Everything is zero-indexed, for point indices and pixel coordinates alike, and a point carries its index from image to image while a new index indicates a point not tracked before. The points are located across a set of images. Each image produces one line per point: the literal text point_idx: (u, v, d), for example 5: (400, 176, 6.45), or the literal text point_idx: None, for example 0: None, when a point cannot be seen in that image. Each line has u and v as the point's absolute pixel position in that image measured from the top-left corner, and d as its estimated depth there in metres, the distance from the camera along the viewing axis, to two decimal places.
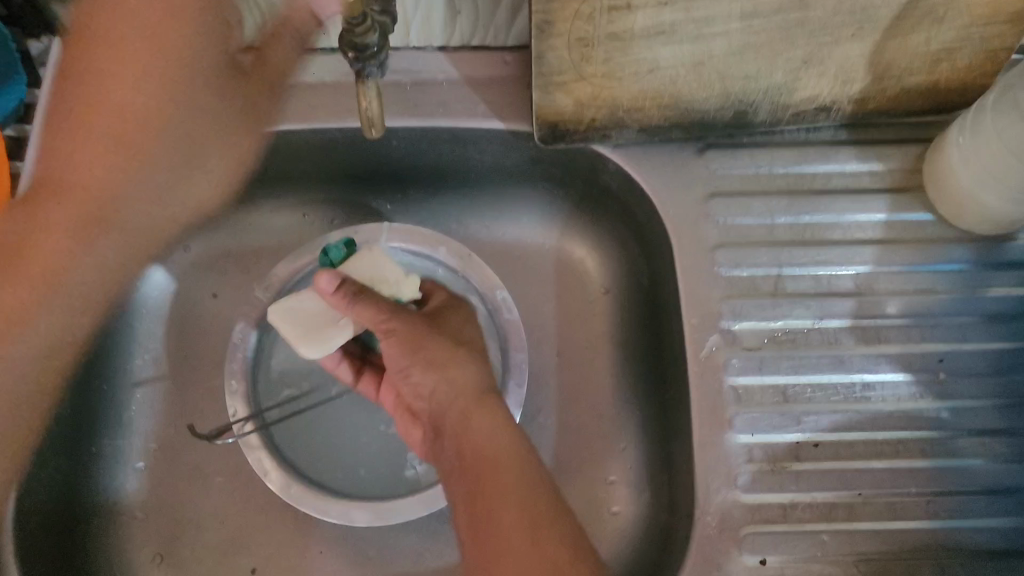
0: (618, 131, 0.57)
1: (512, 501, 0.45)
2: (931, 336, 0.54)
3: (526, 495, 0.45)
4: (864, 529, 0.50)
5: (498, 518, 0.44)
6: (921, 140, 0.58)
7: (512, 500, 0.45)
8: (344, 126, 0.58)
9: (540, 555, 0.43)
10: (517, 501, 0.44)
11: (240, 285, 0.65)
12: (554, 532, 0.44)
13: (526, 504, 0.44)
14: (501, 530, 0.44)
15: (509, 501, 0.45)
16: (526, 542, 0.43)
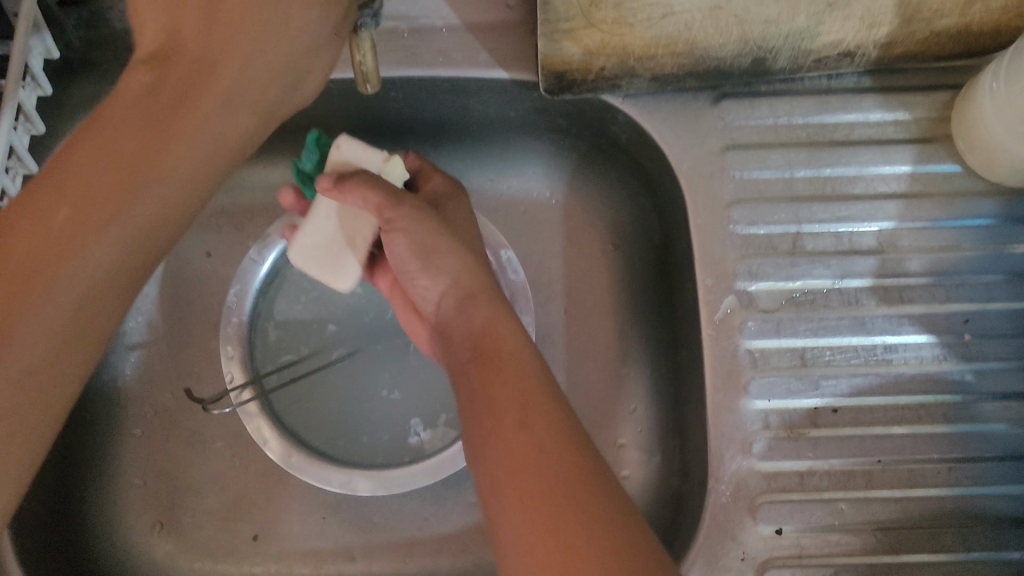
0: (629, 80, 0.53)
1: (504, 379, 0.43)
2: (957, 296, 0.52)
3: (541, 417, 0.41)
4: (883, 496, 0.49)
5: (491, 394, 0.42)
6: (951, 86, 0.55)
7: (527, 418, 0.40)
8: (338, 76, 0.55)
9: (553, 472, 0.38)
10: (511, 380, 0.42)
11: (234, 244, 0.62)
12: (543, 406, 0.41)
13: (541, 425, 0.40)
14: (492, 403, 0.42)
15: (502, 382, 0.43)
16: (541, 460, 0.38)
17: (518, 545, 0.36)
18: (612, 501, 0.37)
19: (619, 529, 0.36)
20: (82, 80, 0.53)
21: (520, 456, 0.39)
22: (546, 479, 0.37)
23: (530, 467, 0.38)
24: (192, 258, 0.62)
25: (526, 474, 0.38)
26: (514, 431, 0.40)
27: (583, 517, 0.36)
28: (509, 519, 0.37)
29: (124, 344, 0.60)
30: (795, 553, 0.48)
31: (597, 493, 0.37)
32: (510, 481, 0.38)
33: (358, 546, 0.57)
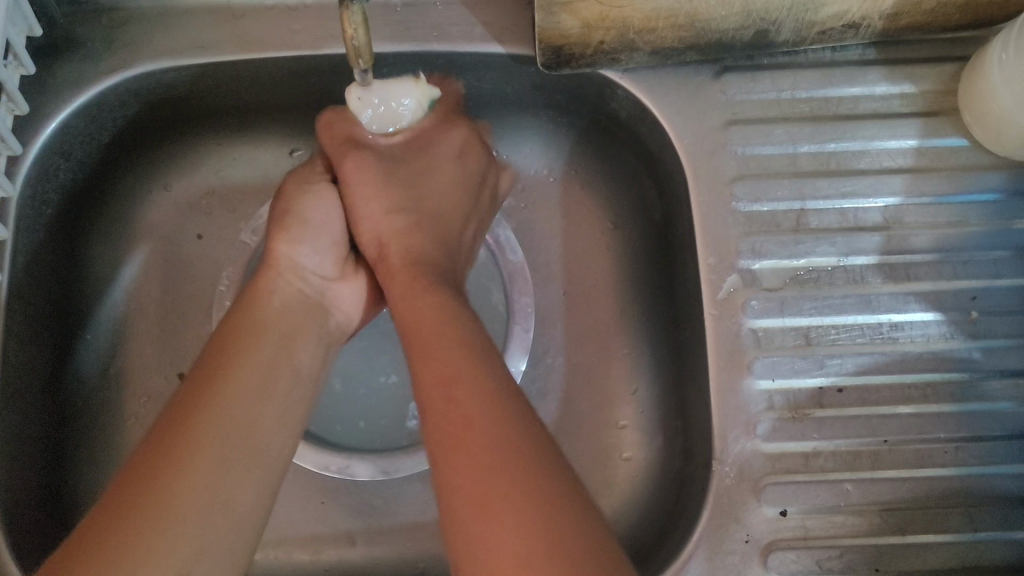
0: (629, 53, 0.52)
1: (467, 368, 0.41)
2: (964, 272, 0.51)
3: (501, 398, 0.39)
4: (889, 476, 0.48)
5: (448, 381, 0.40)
6: (956, 57, 0.54)
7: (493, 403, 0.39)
8: (331, 52, 0.53)
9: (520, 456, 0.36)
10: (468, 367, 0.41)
11: (227, 225, 0.61)
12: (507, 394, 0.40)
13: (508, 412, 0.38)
14: (447, 394, 0.40)
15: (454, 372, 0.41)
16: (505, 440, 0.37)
17: (473, 537, 0.34)
18: (573, 503, 0.35)
19: (577, 535, 0.34)
20: (66, 59, 0.51)
21: (473, 451, 0.37)
22: (500, 479, 0.35)
23: (499, 467, 0.36)
24: (183, 239, 0.60)
25: (479, 467, 0.36)
26: (466, 423, 0.38)
27: (532, 518, 0.34)
28: (463, 509, 0.35)
29: (115, 329, 0.58)
30: (801, 535, 0.47)
31: (552, 492, 0.35)
32: (463, 474, 0.36)
33: (357, 531, 0.56)
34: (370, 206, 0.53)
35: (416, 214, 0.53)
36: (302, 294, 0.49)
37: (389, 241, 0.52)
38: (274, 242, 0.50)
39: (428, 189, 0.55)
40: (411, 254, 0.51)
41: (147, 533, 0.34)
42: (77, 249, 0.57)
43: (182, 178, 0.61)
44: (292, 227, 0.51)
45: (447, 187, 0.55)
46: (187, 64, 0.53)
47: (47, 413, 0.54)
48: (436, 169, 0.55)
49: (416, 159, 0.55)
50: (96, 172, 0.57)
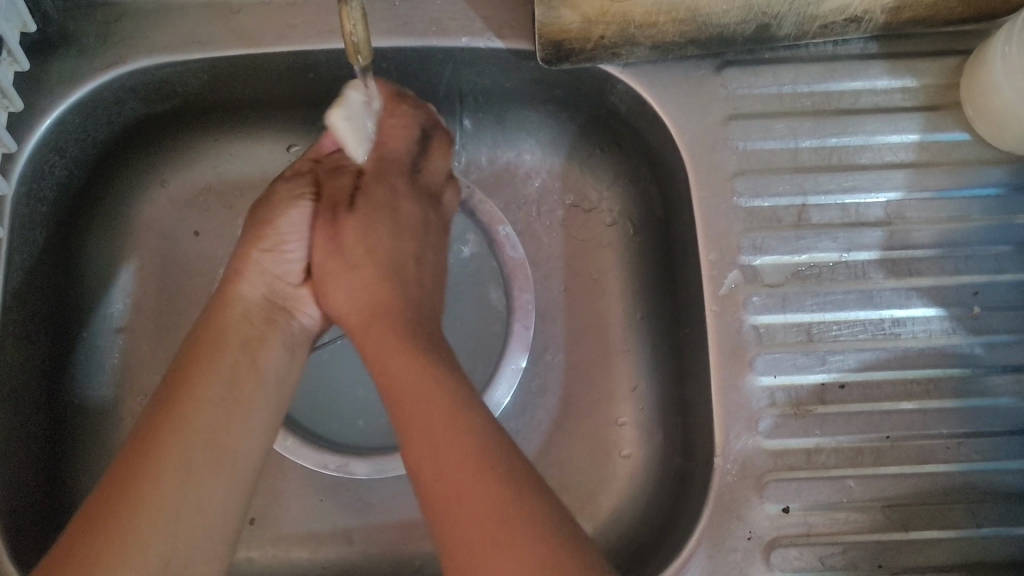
0: (629, 48, 0.51)
1: (421, 391, 0.43)
2: (966, 267, 0.51)
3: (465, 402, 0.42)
4: (891, 472, 0.48)
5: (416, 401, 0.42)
6: (958, 51, 0.53)
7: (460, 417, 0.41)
8: (329, 47, 0.52)
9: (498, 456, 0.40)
10: (423, 389, 0.43)
11: (224, 221, 0.60)
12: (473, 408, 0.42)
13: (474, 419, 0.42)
14: (410, 421, 0.42)
15: (408, 402, 0.42)
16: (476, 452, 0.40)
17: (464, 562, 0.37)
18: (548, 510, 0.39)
19: (571, 543, 0.37)
20: (60, 55, 0.51)
21: (452, 477, 0.39)
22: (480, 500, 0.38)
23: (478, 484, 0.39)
24: (180, 236, 0.60)
25: (462, 493, 0.39)
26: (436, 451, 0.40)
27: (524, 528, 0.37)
28: (448, 531, 0.38)
29: (111, 327, 0.58)
30: (803, 531, 0.47)
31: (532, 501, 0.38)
32: (445, 506, 0.39)
33: (357, 529, 0.56)
34: (330, 275, 0.52)
35: (372, 267, 0.52)
36: (268, 297, 0.52)
37: (352, 307, 0.51)
38: (249, 248, 0.52)
39: (377, 244, 0.53)
40: (373, 297, 0.51)
41: (113, 546, 0.38)
42: (71, 247, 0.57)
43: (178, 175, 0.60)
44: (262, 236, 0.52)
45: (394, 236, 0.54)
46: (183, 59, 0.52)
47: (43, 412, 0.53)
48: (377, 225, 0.54)
49: (358, 214, 0.53)
50: (91, 168, 0.56)
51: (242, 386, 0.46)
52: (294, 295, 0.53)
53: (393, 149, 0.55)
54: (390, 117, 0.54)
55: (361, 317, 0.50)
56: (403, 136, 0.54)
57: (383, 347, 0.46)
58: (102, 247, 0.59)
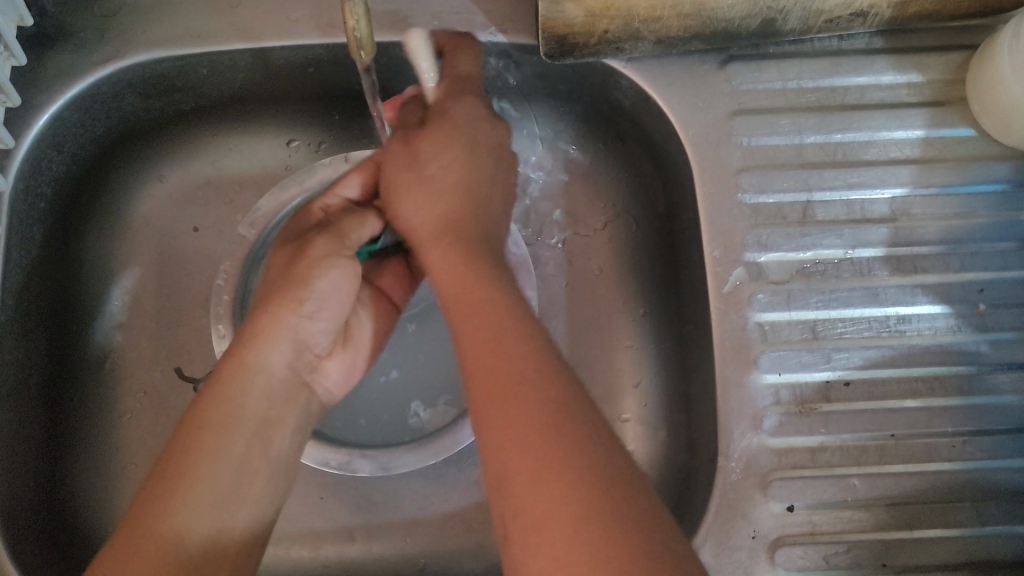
0: (633, 43, 0.51)
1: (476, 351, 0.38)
2: (971, 264, 0.51)
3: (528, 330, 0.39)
4: (896, 471, 0.48)
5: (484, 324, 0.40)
6: (963, 46, 0.53)
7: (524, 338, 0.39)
8: (329, 41, 0.52)
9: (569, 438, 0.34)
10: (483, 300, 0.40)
11: (223, 217, 0.60)
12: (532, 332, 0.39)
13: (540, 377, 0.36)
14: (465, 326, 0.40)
15: (481, 338, 0.39)
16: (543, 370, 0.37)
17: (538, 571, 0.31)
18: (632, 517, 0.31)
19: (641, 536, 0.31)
20: (57, 50, 0.50)
21: (519, 455, 0.33)
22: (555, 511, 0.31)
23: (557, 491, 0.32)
24: (179, 232, 0.59)
25: (510, 394, 0.36)
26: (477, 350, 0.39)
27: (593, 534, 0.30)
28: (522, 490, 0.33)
29: (110, 324, 0.57)
30: (807, 530, 0.47)
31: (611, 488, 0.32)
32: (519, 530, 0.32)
33: (358, 526, 0.56)
34: (402, 190, 0.48)
35: (445, 198, 0.47)
36: (291, 370, 0.45)
37: (424, 223, 0.47)
38: (280, 308, 0.45)
39: (438, 164, 0.47)
40: (451, 214, 0.46)
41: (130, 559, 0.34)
42: (69, 244, 0.56)
43: (176, 170, 0.60)
44: (290, 302, 0.45)
45: (471, 156, 0.48)
46: (183, 54, 0.51)
47: (41, 411, 0.53)
48: (455, 141, 0.48)
49: (436, 130, 0.48)
50: (89, 164, 0.55)
51: (277, 430, 0.43)
52: (325, 363, 0.49)
53: (459, 70, 0.50)
54: (456, 60, 0.50)
55: (433, 235, 0.46)
56: (469, 65, 0.50)
57: (457, 267, 0.43)
58: (100, 243, 0.58)
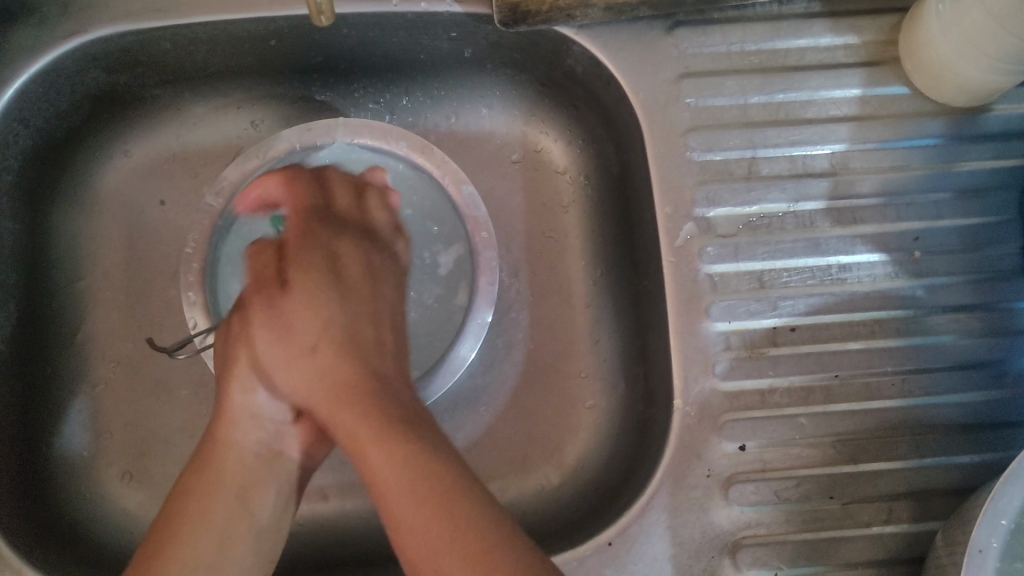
0: (583, 10, 0.53)
1: (390, 466, 0.40)
2: (907, 215, 0.54)
3: (414, 452, 0.40)
4: (841, 409, 0.50)
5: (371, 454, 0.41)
6: (895, 9, 0.56)
7: (405, 455, 0.40)
8: (290, 14, 0.53)
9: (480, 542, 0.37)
10: (358, 415, 0.43)
11: (190, 190, 0.61)
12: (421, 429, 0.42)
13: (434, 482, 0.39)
14: (376, 474, 0.40)
15: (394, 476, 0.39)
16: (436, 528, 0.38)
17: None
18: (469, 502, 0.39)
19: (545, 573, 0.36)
20: (22, 25, 0.51)
21: (390, 468, 0.40)
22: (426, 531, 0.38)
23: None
24: (146, 205, 0.60)
25: (405, 471, 0.39)
26: (377, 456, 0.40)
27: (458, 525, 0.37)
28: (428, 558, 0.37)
29: (81, 296, 0.59)
30: (758, 467, 0.49)
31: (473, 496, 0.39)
32: None
33: (331, 487, 0.58)
34: (282, 367, 0.47)
35: (330, 332, 0.48)
36: (258, 453, 0.47)
37: (308, 395, 0.46)
38: (224, 396, 0.48)
39: (306, 347, 0.47)
40: (344, 386, 0.45)
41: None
42: (39, 219, 0.57)
43: (142, 143, 0.61)
44: (240, 377, 0.48)
45: (352, 305, 0.49)
46: (146, 27, 0.53)
47: (18, 381, 0.55)
48: (312, 304, 0.48)
49: (303, 308, 0.48)
50: (57, 139, 0.57)
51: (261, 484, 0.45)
52: (293, 427, 0.49)
53: (310, 202, 0.52)
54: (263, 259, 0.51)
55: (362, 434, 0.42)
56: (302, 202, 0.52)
57: (364, 420, 0.42)
58: (67, 216, 0.59)
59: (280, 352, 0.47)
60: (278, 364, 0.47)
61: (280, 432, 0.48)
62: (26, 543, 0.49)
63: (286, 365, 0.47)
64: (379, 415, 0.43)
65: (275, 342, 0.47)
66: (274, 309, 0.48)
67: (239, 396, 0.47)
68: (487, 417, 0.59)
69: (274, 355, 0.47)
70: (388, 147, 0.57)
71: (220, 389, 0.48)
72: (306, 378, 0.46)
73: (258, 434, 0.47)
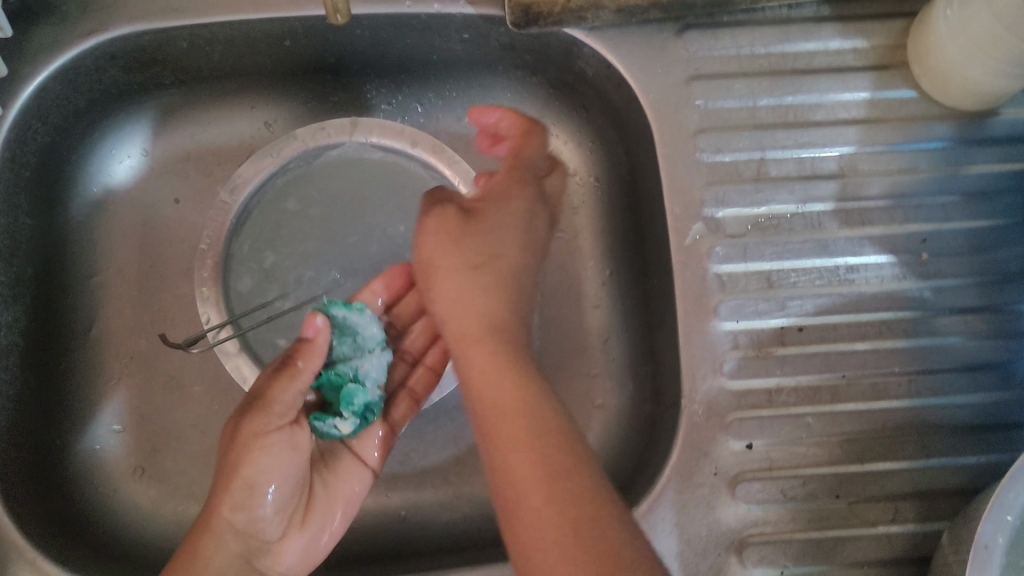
0: (595, 12, 0.54)
1: (510, 405, 0.42)
2: (915, 217, 0.54)
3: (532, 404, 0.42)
4: (848, 409, 0.51)
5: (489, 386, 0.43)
6: (904, 14, 0.56)
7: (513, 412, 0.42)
8: (305, 15, 0.54)
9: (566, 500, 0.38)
10: (493, 364, 0.44)
11: (204, 189, 0.62)
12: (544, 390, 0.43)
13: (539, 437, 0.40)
14: (497, 416, 0.42)
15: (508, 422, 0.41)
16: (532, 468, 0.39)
17: (535, 552, 0.37)
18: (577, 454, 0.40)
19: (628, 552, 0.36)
20: (42, 24, 0.52)
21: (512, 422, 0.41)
22: (528, 467, 0.39)
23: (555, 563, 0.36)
24: (160, 204, 0.61)
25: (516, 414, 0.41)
26: (497, 391, 0.43)
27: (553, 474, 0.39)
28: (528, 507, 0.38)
29: (96, 292, 0.59)
30: (765, 466, 0.50)
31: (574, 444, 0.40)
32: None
33: None
34: (449, 271, 0.48)
35: (496, 288, 0.47)
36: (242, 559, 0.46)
37: (453, 315, 0.48)
38: (216, 505, 0.46)
39: (471, 292, 0.47)
40: (492, 316, 0.47)
41: None
42: (57, 215, 0.58)
43: (158, 142, 0.62)
44: (236, 489, 0.46)
45: (535, 236, 0.50)
46: (164, 26, 0.54)
47: (35, 374, 0.55)
48: (502, 233, 0.49)
49: (477, 233, 0.48)
50: (75, 136, 0.57)
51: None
52: (281, 544, 0.48)
53: (528, 159, 0.52)
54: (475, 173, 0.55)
55: (478, 336, 0.46)
56: (530, 148, 0.52)
57: (497, 355, 0.45)
58: (83, 213, 0.60)
59: (467, 255, 0.48)
60: (460, 254, 0.48)
61: (265, 545, 0.47)
62: (39, 534, 0.49)
63: (466, 266, 0.48)
64: (509, 362, 0.44)
65: (475, 242, 0.48)
66: (455, 234, 0.48)
67: (233, 511, 0.46)
68: None
69: (445, 250, 0.48)
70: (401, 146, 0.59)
71: (211, 497, 0.46)
72: (455, 288, 0.48)
73: (241, 544, 0.46)
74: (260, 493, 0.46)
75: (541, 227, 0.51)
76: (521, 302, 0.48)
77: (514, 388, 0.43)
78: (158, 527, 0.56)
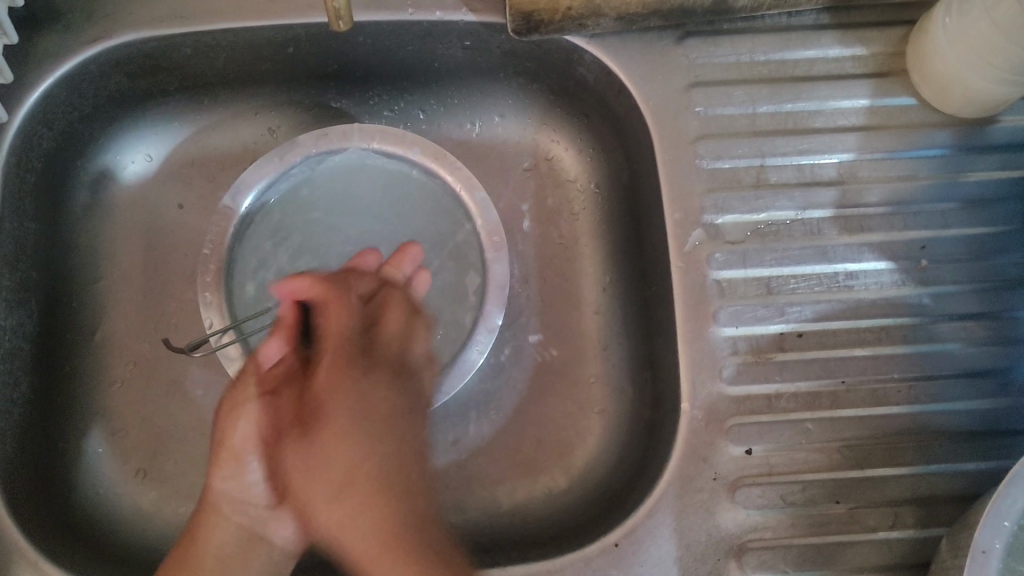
0: (596, 20, 0.54)
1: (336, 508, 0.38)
2: (914, 223, 0.54)
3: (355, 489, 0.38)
4: (848, 415, 0.51)
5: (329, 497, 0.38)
6: (904, 22, 0.57)
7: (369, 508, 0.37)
8: (308, 22, 0.55)
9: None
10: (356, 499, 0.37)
11: (207, 195, 0.62)
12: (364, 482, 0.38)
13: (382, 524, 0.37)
14: (334, 527, 0.38)
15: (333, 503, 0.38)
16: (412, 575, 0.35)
17: None
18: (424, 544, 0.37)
19: None
20: (47, 30, 0.53)
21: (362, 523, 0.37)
22: (388, 555, 0.36)
23: None
24: (164, 209, 0.62)
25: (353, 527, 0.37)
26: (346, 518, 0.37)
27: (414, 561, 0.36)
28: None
29: (99, 296, 0.60)
30: (765, 471, 0.50)
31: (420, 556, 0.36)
32: None
33: None
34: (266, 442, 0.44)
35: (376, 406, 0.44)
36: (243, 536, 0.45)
37: (317, 502, 0.39)
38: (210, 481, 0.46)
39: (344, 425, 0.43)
40: (349, 484, 0.38)
41: None
42: (61, 220, 0.59)
43: (162, 148, 0.62)
44: (225, 460, 0.45)
45: (413, 357, 0.47)
46: (169, 33, 0.54)
47: (39, 377, 0.56)
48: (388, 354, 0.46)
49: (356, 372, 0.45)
50: (80, 142, 0.58)
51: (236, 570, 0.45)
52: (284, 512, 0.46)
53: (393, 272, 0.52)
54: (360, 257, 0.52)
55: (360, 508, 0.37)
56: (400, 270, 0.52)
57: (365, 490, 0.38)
58: (87, 218, 0.60)
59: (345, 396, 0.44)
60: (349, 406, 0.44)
61: (268, 516, 0.45)
62: (41, 536, 0.49)
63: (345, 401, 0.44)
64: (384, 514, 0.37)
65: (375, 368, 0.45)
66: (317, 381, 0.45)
67: (223, 482, 0.45)
68: (497, 421, 0.59)
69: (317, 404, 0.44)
70: (402, 152, 0.58)
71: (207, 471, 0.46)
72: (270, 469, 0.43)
73: (242, 516, 0.45)
74: (248, 462, 0.45)
75: (419, 344, 0.48)
76: (413, 415, 0.43)
77: (366, 507, 0.37)
78: (159, 530, 0.56)
